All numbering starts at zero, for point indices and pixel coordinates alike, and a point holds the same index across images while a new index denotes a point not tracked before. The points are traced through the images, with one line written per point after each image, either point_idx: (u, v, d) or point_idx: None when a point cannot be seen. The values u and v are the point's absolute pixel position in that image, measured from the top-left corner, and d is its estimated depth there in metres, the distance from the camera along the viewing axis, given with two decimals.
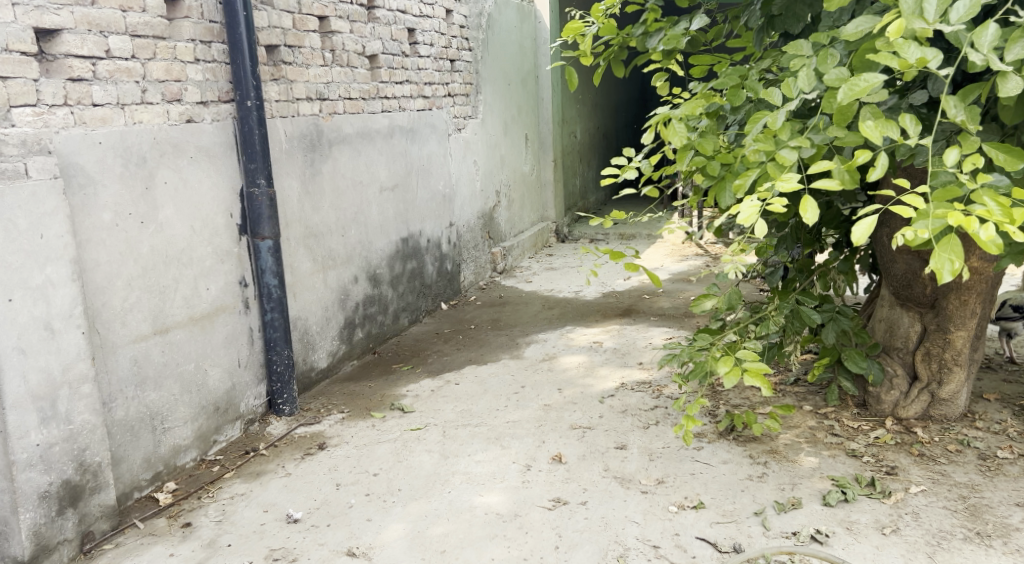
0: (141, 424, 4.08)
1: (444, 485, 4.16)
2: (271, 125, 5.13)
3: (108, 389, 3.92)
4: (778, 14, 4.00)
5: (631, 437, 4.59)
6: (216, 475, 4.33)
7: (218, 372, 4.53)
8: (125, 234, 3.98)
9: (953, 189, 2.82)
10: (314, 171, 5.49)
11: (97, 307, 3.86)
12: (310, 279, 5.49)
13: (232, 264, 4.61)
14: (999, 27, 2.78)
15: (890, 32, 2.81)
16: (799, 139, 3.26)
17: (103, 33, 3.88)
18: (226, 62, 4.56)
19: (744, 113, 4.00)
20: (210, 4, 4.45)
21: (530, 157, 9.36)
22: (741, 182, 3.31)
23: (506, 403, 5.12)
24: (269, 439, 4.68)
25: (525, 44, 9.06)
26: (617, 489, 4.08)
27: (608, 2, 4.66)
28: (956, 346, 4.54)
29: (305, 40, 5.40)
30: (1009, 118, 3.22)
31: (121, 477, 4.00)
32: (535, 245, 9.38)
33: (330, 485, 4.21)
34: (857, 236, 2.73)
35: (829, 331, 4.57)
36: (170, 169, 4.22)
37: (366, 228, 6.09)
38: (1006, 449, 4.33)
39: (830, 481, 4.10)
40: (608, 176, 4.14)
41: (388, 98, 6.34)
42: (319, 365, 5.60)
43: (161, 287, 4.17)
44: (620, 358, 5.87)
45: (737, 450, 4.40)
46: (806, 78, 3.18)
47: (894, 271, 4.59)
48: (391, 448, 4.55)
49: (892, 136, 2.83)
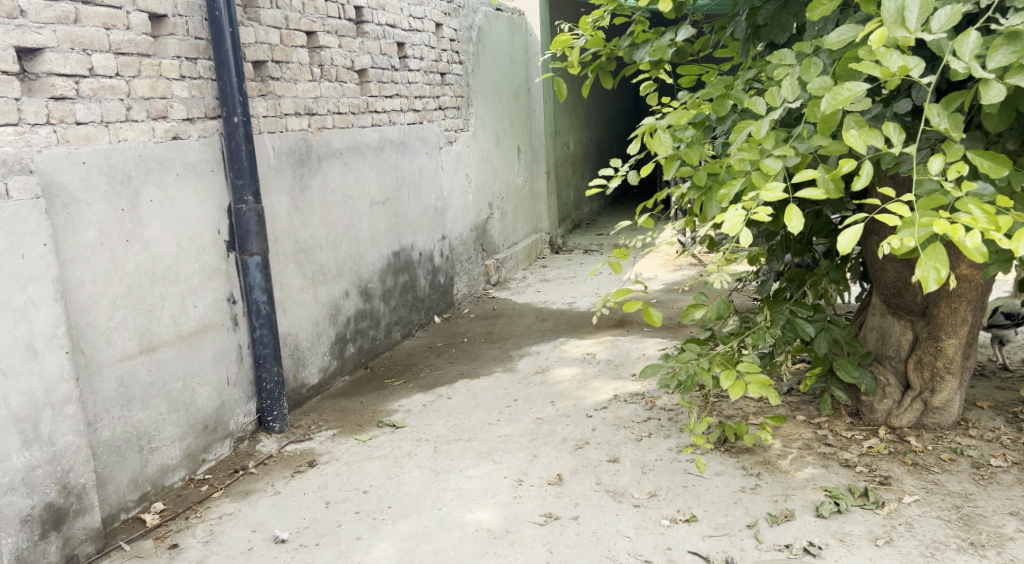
0: (128, 444, 4.06)
1: (434, 502, 4.13)
2: (259, 141, 5.11)
3: (94, 409, 3.89)
4: (764, 24, 4.03)
5: (624, 449, 4.56)
6: (205, 495, 4.29)
7: (206, 390, 4.50)
8: (110, 252, 3.96)
9: (938, 197, 2.82)
10: (303, 187, 5.48)
11: (81, 327, 3.84)
12: (300, 294, 5.47)
13: (220, 280, 4.59)
14: (980, 35, 2.79)
15: (873, 40, 2.82)
16: (783, 148, 3.25)
17: (87, 51, 3.87)
18: (213, 78, 4.55)
19: (731, 123, 3.99)
20: (195, 21, 4.44)
21: (522, 168, 9.34)
22: (726, 193, 3.30)
23: (498, 417, 5.09)
24: (259, 457, 4.65)
25: (516, 57, 9.07)
26: (609, 503, 4.05)
27: (595, 14, 4.66)
28: (948, 353, 4.52)
29: (293, 55, 5.39)
30: (993, 126, 3.22)
31: (107, 498, 3.97)
32: (528, 257, 9.36)
33: (319, 504, 4.18)
34: (843, 245, 2.73)
35: (822, 340, 4.55)
36: (155, 187, 4.20)
37: (357, 243, 6.08)
38: (999, 457, 4.32)
39: (823, 492, 4.07)
40: (595, 188, 4.09)
41: (378, 112, 6.33)
42: (310, 381, 5.58)
43: (147, 305, 4.15)
44: (614, 369, 5.85)
45: (730, 462, 4.38)
46: (790, 87, 3.18)
47: (884, 279, 4.59)
48: (382, 465, 4.52)
49: (877, 145, 2.82)
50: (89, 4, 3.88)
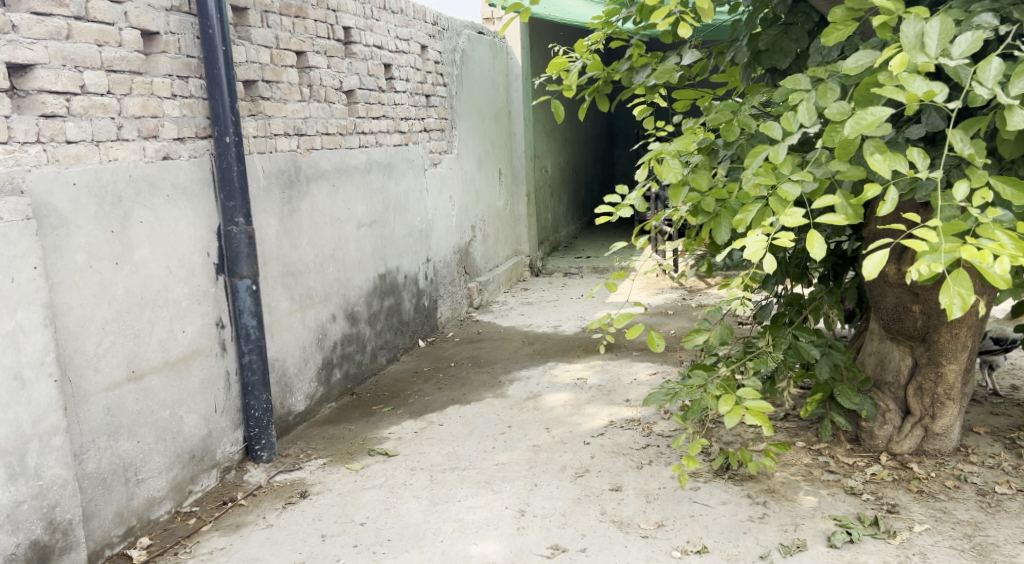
0: (114, 476, 3.90)
1: (435, 534, 4.01)
2: (249, 162, 4.99)
3: (80, 440, 3.74)
4: (765, 49, 4.02)
5: (625, 478, 4.47)
6: (193, 529, 4.13)
7: (194, 419, 4.35)
8: (99, 275, 3.82)
9: (959, 223, 2.73)
10: (292, 209, 5.36)
11: (68, 353, 3.69)
12: (288, 318, 5.33)
13: (209, 304, 4.45)
14: (1003, 60, 2.72)
15: (893, 66, 2.73)
16: (801, 173, 3.18)
17: (78, 68, 3.74)
18: (204, 96, 4.43)
19: (737, 147, 3.91)
20: (187, 38, 4.32)
21: (503, 191, 9.25)
22: (742, 219, 3.25)
23: (494, 444, 4.97)
24: (247, 488, 4.50)
25: (497, 79, 9.00)
26: (616, 534, 3.96)
27: (593, 37, 4.56)
28: (948, 380, 4.47)
29: (283, 74, 5.29)
30: (1009, 152, 3.20)
31: (92, 534, 3.80)
32: (510, 280, 9.25)
33: (316, 537, 4.04)
34: (869, 270, 2.59)
35: (823, 365, 4.46)
36: (146, 208, 4.06)
37: (344, 265, 5.96)
38: (1004, 484, 4.27)
39: (833, 521, 4.00)
40: (602, 214, 3.99)
41: (366, 134, 6.23)
42: (297, 408, 5.42)
43: (135, 330, 4.00)
44: (606, 395, 5.75)
45: (735, 490, 4.29)
46: (806, 112, 3.09)
47: (883, 304, 4.48)
48: (377, 495, 4.39)
49: (901, 171, 2.75)
50: (82, 20, 3.77)
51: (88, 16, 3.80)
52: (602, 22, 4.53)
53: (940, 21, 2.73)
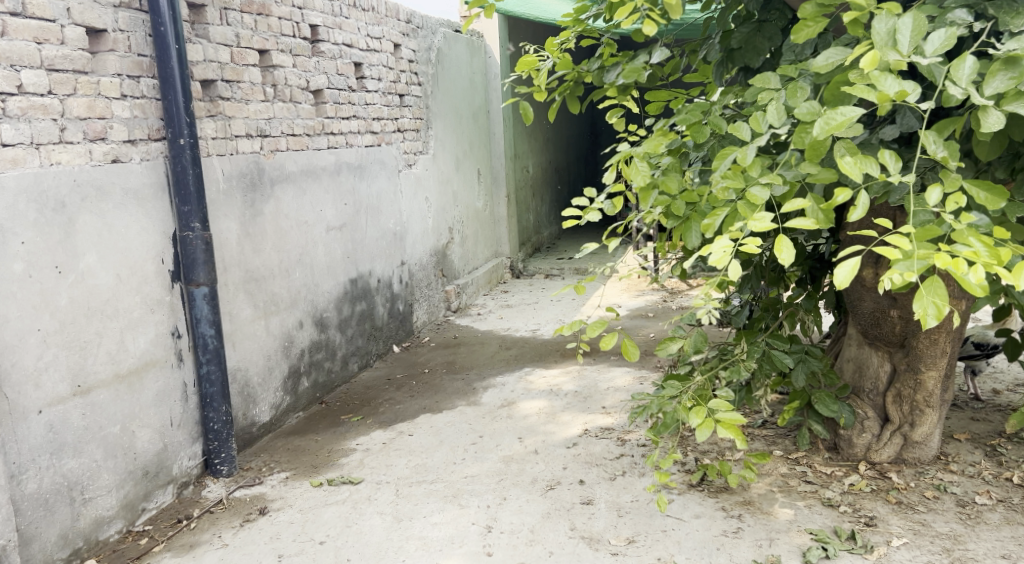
0: (57, 496, 3.71)
1: (397, 553, 3.84)
2: (207, 164, 4.81)
3: (18, 459, 3.55)
4: (738, 47, 3.85)
5: (597, 490, 4.32)
6: (144, 550, 3.95)
7: (146, 433, 4.17)
8: (40, 286, 3.64)
9: (933, 227, 2.55)
10: (254, 212, 5.18)
11: (5, 369, 3.51)
12: (250, 326, 5.15)
13: (163, 313, 4.27)
14: (977, 58, 2.56)
15: (864, 63, 2.54)
16: (770, 176, 3.03)
17: (15, 67, 3.56)
18: (156, 97, 4.25)
19: (708, 149, 3.74)
20: (138, 37, 4.14)
21: (481, 193, 9.06)
22: (709, 223, 3.08)
23: (464, 455, 4.81)
24: (204, 505, 4.32)
25: (475, 79, 8.81)
26: (586, 551, 3.80)
27: (563, 35, 4.36)
28: (927, 387, 4.33)
29: (244, 74, 5.10)
30: (983, 155, 3.08)
31: (33, 558, 3.62)
32: (489, 282, 9.08)
33: (272, 557, 3.87)
34: (839, 279, 2.42)
35: (799, 373, 4.29)
36: (91, 214, 3.88)
37: (312, 270, 5.78)
38: (984, 494, 4.13)
39: (809, 535, 3.86)
40: (569, 219, 3.81)
41: (335, 134, 6.05)
42: (261, 419, 5.24)
43: (81, 343, 3.82)
44: (583, 402, 5.59)
45: (709, 503, 4.14)
46: (775, 112, 2.95)
47: (861, 309, 4.33)
48: (340, 512, 4.22)
49: (872, 174, 2.57)
50: (19, 16, 3.59)
51: (27, 12, 3.62)
52: (572, 19, 4.36)
53: (913, 17, 2.57)
